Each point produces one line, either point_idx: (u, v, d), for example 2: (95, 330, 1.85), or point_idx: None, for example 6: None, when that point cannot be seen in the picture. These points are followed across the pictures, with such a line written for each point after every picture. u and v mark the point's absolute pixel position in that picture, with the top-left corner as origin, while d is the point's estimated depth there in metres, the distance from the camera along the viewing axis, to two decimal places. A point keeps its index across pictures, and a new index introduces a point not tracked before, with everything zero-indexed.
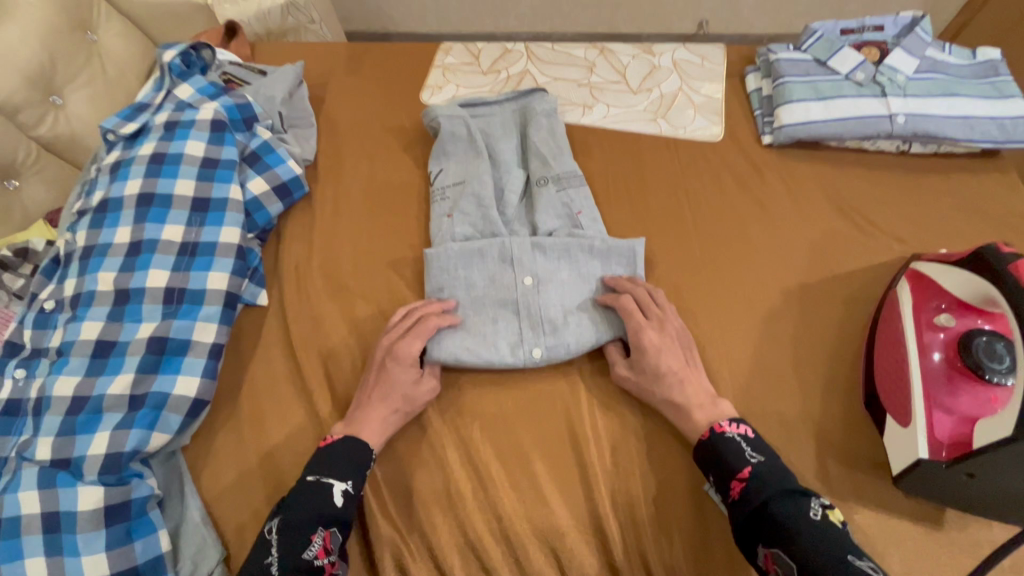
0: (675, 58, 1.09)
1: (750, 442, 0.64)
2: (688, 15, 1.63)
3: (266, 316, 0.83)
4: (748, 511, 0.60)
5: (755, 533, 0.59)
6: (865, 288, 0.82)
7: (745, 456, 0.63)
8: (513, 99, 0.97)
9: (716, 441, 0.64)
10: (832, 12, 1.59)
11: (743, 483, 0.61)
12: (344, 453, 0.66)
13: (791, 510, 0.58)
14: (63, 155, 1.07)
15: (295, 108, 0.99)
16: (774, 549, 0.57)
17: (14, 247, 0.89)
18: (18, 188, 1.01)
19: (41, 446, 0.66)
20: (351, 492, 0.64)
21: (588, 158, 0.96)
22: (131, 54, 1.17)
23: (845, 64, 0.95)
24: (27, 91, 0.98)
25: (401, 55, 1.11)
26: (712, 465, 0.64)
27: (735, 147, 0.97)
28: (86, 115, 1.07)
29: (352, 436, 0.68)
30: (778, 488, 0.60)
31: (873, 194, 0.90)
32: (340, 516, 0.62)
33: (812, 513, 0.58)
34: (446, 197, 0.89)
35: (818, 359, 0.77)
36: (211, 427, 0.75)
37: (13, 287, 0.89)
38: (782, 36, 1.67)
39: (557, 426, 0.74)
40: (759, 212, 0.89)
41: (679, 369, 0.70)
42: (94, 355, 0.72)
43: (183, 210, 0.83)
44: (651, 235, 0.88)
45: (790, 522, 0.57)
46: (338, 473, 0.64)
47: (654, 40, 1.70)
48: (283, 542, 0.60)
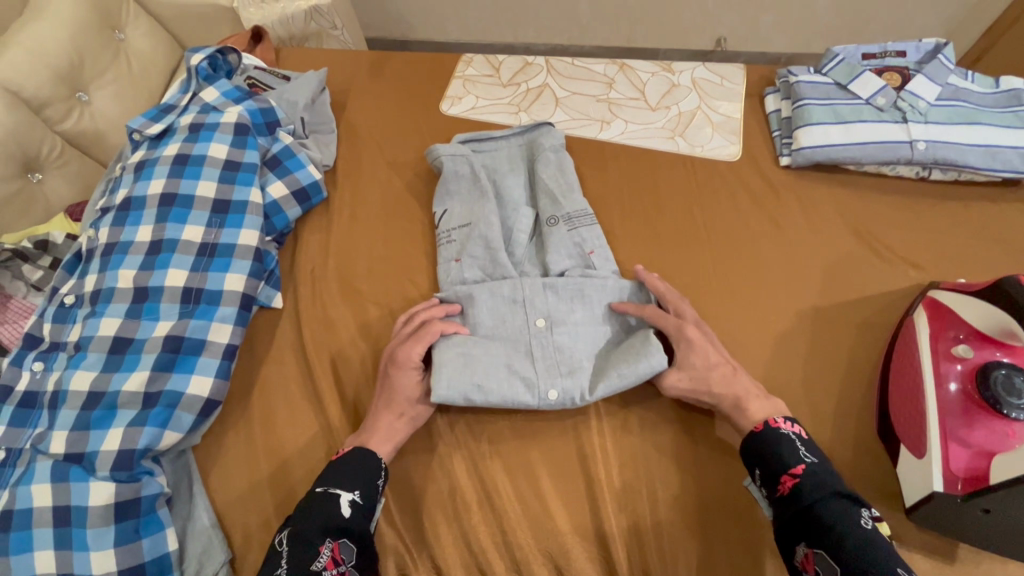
0: (694, 77, 1.09)
1: (806, 443, 0.63)
2: (706, 32, 1.64)
3: (281, 318, 0.84)
4: (797, 508, 0.58)
5: (800, 531, 0.57)
6: (880, 314, 0.81)
7: (800, 454, 0.62)
8: (520, 133, 0.95)
9: (767, 436, 0.64)
10: (852, 33, 1.59)
11: (795, 479, 0.60)
12: (352, 463, 0.65)
13: (841, 515, 0.56)
14: (87, 151, 1.09)
15: (316, 114, 1.00)
16: (817, 549, 0.55)
17: (34, 240, 0.92)
18: (42, 181, 1.02)
19: (55, 440, 0.67)
20: (359, 502, 0.63)
21: (604, 173, 0.97)
22: (157, 54, 1.20)
23: (866, 88, 0.95)
24: (55, 87, 1.01)
25: (422, 64, 1.13)
26: (763, 462, 0.63)
27: (751, 167, 0.97)
28: (110, 112, 1.10)
29: (359, 447, 0.68)
30: (830, 491, 0.58)
31: (891, 219, 0.89)
32: (349, 527, 0.61)
33: (861, 522, 0.55)
34: (453, 239, 0.86)
35: (830, 384, 0.76)
36: (221, 428, 0.75)
37: (32, 279, 0.90)
38: (799, 57, 1.67)
39: (565, 442, 0.74)
40: (774, 234, 0.89)
41: (725, 362, 0.71)
42: (110, 351, 0.73)
43: (204, 211, 0.84)
44: (665, 252, 0.88)
45: (838, 525, 0.55)
46: (346, 482, 0.64)
47: (671, 56, 1.71)
48: (293, 552, 0.57)
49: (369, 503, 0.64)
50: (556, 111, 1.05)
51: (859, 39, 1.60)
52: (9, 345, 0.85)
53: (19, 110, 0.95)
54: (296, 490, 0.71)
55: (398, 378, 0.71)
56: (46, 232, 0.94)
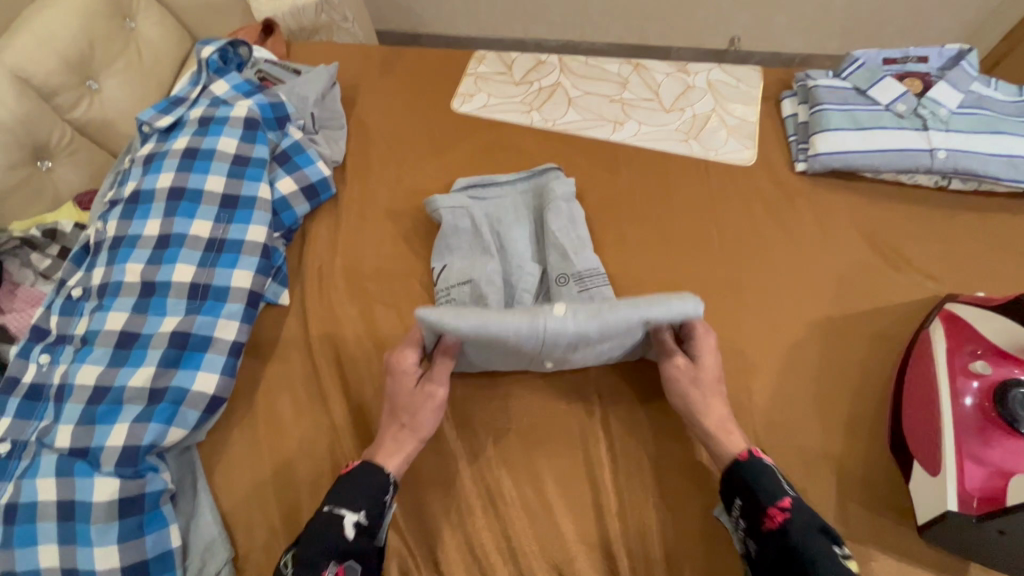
0: (710, 78, 1.08)
1: (784, 475, 0.64)
2: (720, 32, 1.62)
3: (287, 315, 0.83)
4: (781, 543, 0.59)
5: (782, 568, 0.58)
6: (894, 326, 0.80)
7: (783, 487, 0.62)
8: (526, 179, 0.90)
9: (754, 465, 0.63)
10: (869, 34, 1.56)
11: (785, 514, 0.60)
12: (355, 482, 0.64)
13: (825, 555, 0.57)
14: (95, 139, 1.09)
15: (326, 109, 1.00)
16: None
17: (43, 228, 0.91)
18: (52, 169, 1.01)
19: (60, 434, 0.67)
20: (363, 522, 0.62)
21: (615, 176, 0.95)
22: (167, 43, 1.19)
23: (886, 94, 0.93)
24: (65, 75, 1.00)
25: (434, 61, 1.11)
26: (746, 493, 0.62)
27: (766, 173, 0.95)
28: (119, 100, 1.09)
29: (366, 462, 0.66)
30: (813, 527, 0.59)
31: (908, 229, 0.88)
32: (353, 548, 0.62)
33: (840, 563, 0.57)
34: (454, 298, 0.80)
35: (842, 396, 0.75)
36: (226, 424, 0.75)
37: (41, 267, 0.90)
38: (814, 58, 1.65)
39: (572, 448, 0.73)
40: (788, 241, 0.88)
41: (716, 377, 0.70)
42: (117, 345, 0.73)
43: (212, 207, 0.83)
44: (675, 258, 0.87)
45: (823, 569, 0.56)
46: (350, 503, 0.63)
47: (684, 55, 1.69)
48: None
49: (373, 523, 0.63)
50: (568, 111, 1.04)
51: (876, 41, 1.57)
52: (17, 333, 0.85)
53: (29, 98, 0.95)
54: (300, 492, 0.71)
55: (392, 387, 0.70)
56: (54, 221, 0.94)
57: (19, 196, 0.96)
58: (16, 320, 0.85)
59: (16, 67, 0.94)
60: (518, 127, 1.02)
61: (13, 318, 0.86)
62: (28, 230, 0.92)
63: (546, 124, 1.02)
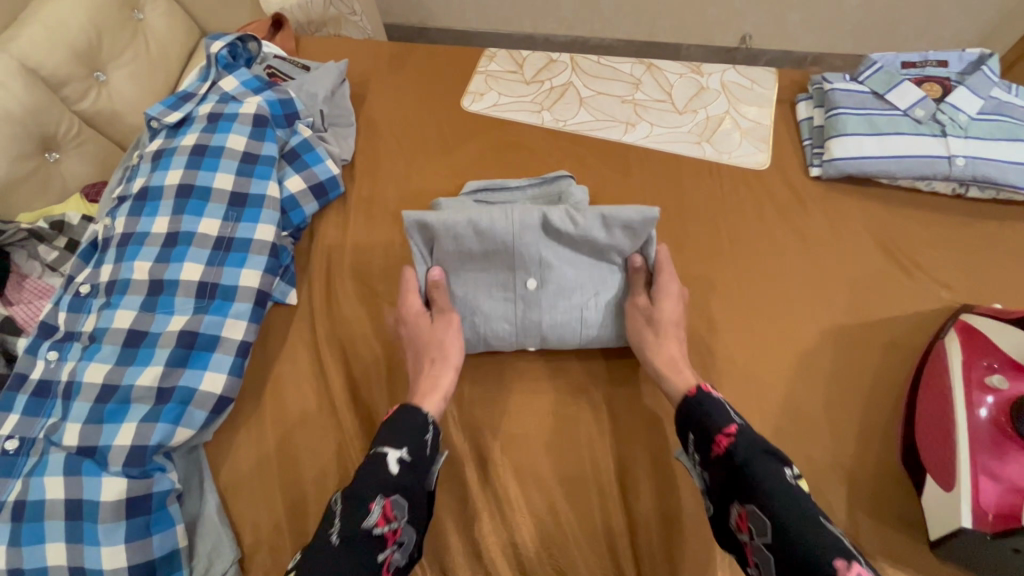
0: (724, 80, 1.06)
1: (732, 406, 0.65)
2: (730, 29, 1.60)
3: (295, 315, 0.82)
4: (726, 467, 0.59)
5: (732, 491, 0.58)
6: (909, 336, 0.78)
7: (730, 416, 0.63)
8: (538, 186, 0.88)
9: (701, 399, 0.65)
10: (882, 33, 1.54)
11: (729, 438, 0.60)
12: (394, 423, 0.65)
13: (768, 472, 0.56)
14: (103, 131, 1.08)
15: (336, 107, 0.99)
16: (750, 507, 0.55)
17: (50, 220, 0.90)
18: (59, 160, 1.00)
19: (68, 432, 0.67)
20: (406, 459, 0.63)
21: (627, 178, 0.94)
22: (175, 35, 1.18)
23: (904, 99, 0.91)
24: (73, 66, 1.00)
25: (444, 58, 1.10)
26: (694, 426, 0.64)
27: (780, 178, 0.94)
28: (127, 92, 1.09)
29: (405, 405, 0.68)
30: (757, 447, 0.59)
31: (925, 237, 0.86)
32: (399, 484, 0.61)
33: (786, 477, 0.56)
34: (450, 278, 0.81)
35: (855, 407, 0.74)
36: (232, 424, 0.74)
37: (48, 259, 0.91)
38: (826, 57, 1.62)
39: (579, 455, 0.73)
40: (801, 248, 0.86)
41: (673, 326, 0.74)
42: (125, 344, 0.73)
43: (221, 204, 0.83)
44: (687, 262, 0.86)
45: (767, 484, 0.55)
46: (392, 442, 0.64)
47: (694, 53, 1.67)
48: (346, 511, 0.58)
49: (417, 461, 0.63)
50: (580, 112, 1.03)
51: (888, 39, 1.55)
52: (25, 325, 0.85)
53: (37, 88, 0.94)
54: (307, 494, 0.71)
55: (411, 335, 0.76)
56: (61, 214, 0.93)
57: (27, 187, 0.95)
58: (24, 312, 0.85)
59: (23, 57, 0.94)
60: (528, 127, 1.01)
61: (20, 309, 0.86)
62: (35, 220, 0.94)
63: (557, 124, 1.01)
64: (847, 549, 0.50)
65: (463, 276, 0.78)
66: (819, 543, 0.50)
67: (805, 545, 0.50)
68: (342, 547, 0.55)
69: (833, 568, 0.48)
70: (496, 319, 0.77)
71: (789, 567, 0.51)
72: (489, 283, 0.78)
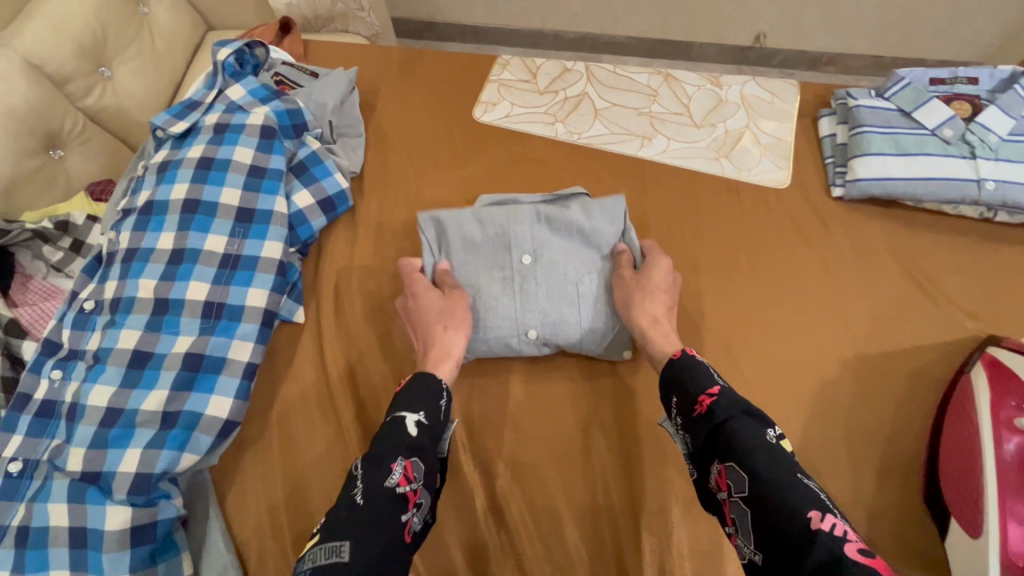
0: (743, 92, 1.03)
1: (714, 368, 0.61)
2: (745, 28, 1.55)
3: (302, 334, 0.81)
4: (706, 426, 0.55)
5: (712, 449, 0.54)
6: (932, 367, 0.76)
7: (713, 378, 0.59)
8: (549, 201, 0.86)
9: (684, 362, 0.62)
10: (900, 34, 1.50)
11: (711, 399, 0.57)
12: (409, 390, 0.64)
13: (749, 430, 0.52)
14: (108, 128, 1.06)
15: (345, 117, 0.96)
16: (727, 462, 0.51)
17: (56, 220, 0.88)
18: (64, 158, 0.98)
19: (71, 457, 0.66)
20: (424, 423, 0.61)
21: (642, 194, 0.92)
22: (181, 30, 1.16)
23: (932, 117, 0.88)
24: (77, 61, 0.98)
25: (455, 64, 1.07)
26: (677, 388, 0.61)
27: (800, 197, 0.91)
28: (132, 89, 1.07)
29: (418, 373, 0.67)
30: (737, 407, 0.55)
31: (950, 262, 0.83)
32: (417, 446, 0.59)
33: (767, 436, 0.52)
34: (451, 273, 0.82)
35: (875, 443, 0.72)
36: (239, 448, 0.73)
37: (53, 261, 0.89)
38: (841, 57, 1.58)
39: (591, 488, 0.72)
40: (821, 272, 0.84)
41: (663, 290, 0.74)
42: (130, 365, 0.71)
43: (227, 220, 0.81)
44: (704, 284, 0.83)
45: (745, 440, 0.52)
46: (409, 407, 0.62)
47: (706, 52, 1.63)
48: (366, 471, 0.55)
49: (433, 424, 0.62)
50: (595, 124, 1.00)
51: (907, 39, 1.51)
52: (33, 328, 0.83)
53: (43, 87, 0.92)
54: (313, 520, 0.70)
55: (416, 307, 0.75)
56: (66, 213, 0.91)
57: (32, 186, 0.93)
58: (32, 314, 0.84)
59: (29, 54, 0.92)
60: (541, 139, 0.98)
61: (26, 311, 0.84)
62: (39, 221, 0.90)
63: (571, 137, 0.99)
64: (822, 502, 0.46)
65: (463, 261, 0.80)
66: (792, 495, 0.46)
67: (781, 498, 0.47)
68: (368, 505, 0.52)
69: (808, 519, 0.44)
70: (494, 298, 0.77)
71: (765, 522, 0.47)
72: (486, 264, 0.79)
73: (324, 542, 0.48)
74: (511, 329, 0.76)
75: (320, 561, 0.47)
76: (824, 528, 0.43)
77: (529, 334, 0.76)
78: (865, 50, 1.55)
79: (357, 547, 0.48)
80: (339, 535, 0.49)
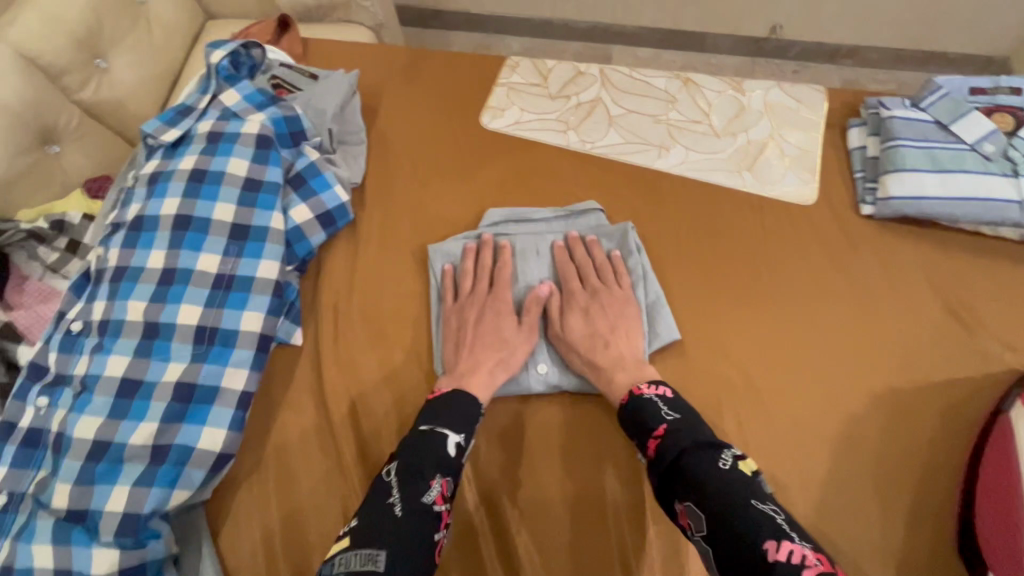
0: (768, 99, 0.97)
1: (668, 402, 0.64)
2: (761, 19, 1.48)
3: (300, 358, 0.77)
4: (662, 466, 0.59)
5: (673, 490, 0.57)
6: (966, 403, 0.72)
7: (661, 415, 0.62)
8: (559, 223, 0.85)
9: (634, 404, 0.65)
10: (923, 27, 1.42)
11: (658, 440, 0.61)
12: (451, 404, 0.65)
13: (699, 464, 0.56)
14: (105, 123, 1.01)
15: (345, 123, 0.91)
16: (686, 502, 0.55)
17: (50, 219, 0.86)
18: (60, 154, 0.93)
19: (56, 494, 0.63)
20: (462, 445, 0.63)
21: (659, 209, 0.87)
22: (179, 22, 1.11)
23: (972, 131, 0.82)
24: (73, 53, 0.93)
25: (462, 66, 1.02)
26: (633, 429, 0.64)
27: (828, 215, 0.86)
28: (129, 82, 1.01)
29: (461, 390, 0.68)
30: (689, 443, 0.58)
31: (988, 288, 0.78)
32: (453, 466, 0.61)
33: (721, 464, 0.56)
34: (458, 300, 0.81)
35: (904, 485, 0.68)
36: (232, 481, 0.70)
37: (48, 261, 0.86)
38: (861, 50, 1.51)
39: (605, 530, 0.68)
40: (849, 297, 0.79)
41: (606, 332, 0.74)
42: (118, 395, 0.68)
43: (221, 237, 0.77)
44: (724, 309, 0.79)
45: (696, 473, 0.55)
46: (451, 424, 0.63)
47: (720, 43, 1.56)
48: (404, 484, 0.57)
49: (471, 446, 0.64)
50: (609, 132, 0.95)
51: (930, 32, 1.43)
52: (29, 332, 0.80)
53: (34, 78, 0.88)
54: (311, 559, 0.66)
55: (503, 329, 0.75)
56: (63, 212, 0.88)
57: (26, 181, 0.89)
58: (26, 317, 0.80)
59: (19, 45, 0.87)
60: (552, 148, 0.93)
61: (22, 315, 0.81)
62: (33, 220, 0.87)
63: (584, 146, 0.93)
64: (779, 527, 0.50)
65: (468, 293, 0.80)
66: (750, 526, 0.50)
67: (737, 533, 0.50)
68: (404, 519, 0.55)
69: (764, 550, 0.48)
70: None
71: (724, 553, 0.51)
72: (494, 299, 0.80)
73: (357, 549, 0.52)
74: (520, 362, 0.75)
75: (354, 566, 0.51)
76: (780, 558, 0.47)
77: (540, 369, 0.75)
78: (886, 42, 1.47)
79: (393, 557, 0.52)
80: (375, 543, 0.52)
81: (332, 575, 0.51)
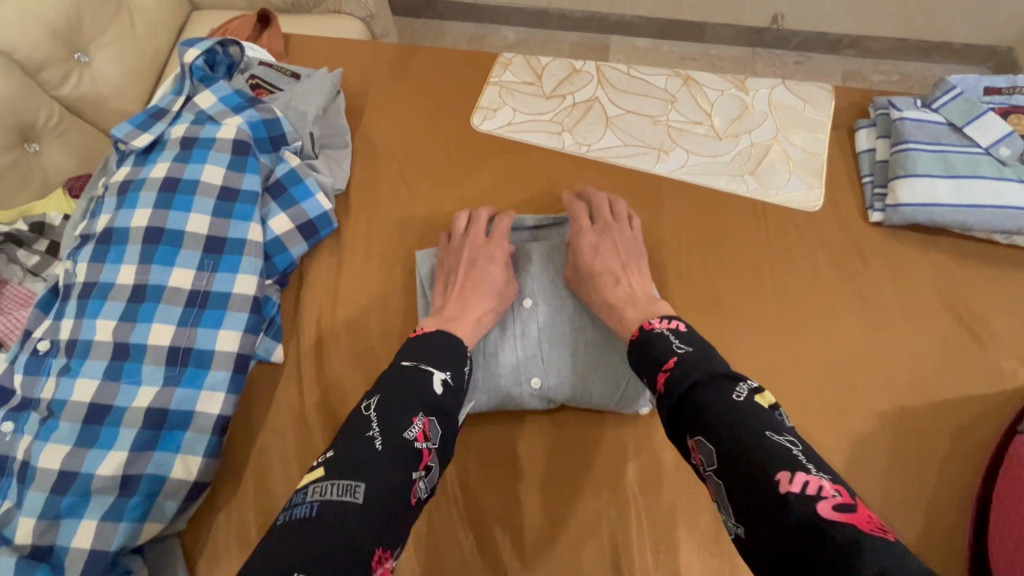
0: (772, 99, 0.93)
1: (680, 335, 0.59)
2: (762, 9, 1.42)
3: (281, 377, 0.73)
4: (674, 400, 0.53)
5: (683, 426, 0.52)
6: (979, 422, 0.69)
7: (672, 348, 0.57)
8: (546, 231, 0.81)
9: (644, 338, 0.61)
10: (925, 17, 1.37)
11: (668, 373, 0.55)
12: (434, 343, 0.62)
13: (712, 398, 0.51)
14: (88, 118, 0.97)
15: (328, 126, 0.87)
16: (698, 435, 0.50)
17: (30, 221, 0.82)
18: (40, 152, 0.89)
19: (20, 528, 0.59)
20: (449, 383, 0.59)
21: (658, 217, 0.83)
22: (165, 14, 1.05)
23: (986, 134, 0.78)
24: (53, 47, 0.88)
25: (452, 64, 0.97)
26: (642, 362, 0.59)
27: (835, 221, 0.82)
28: (112, 76, 0.96)
29: (446, 331, 0.65)
30: (702, 374, 0.53)
31: (1002, 300, 0.75)
32: (439, 405, 0.56)
33: (734, 396, 0.50)
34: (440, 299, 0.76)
35: (915, 509, 0.65)
36: (210, 508, 0.67)
37: (29, 264, 0.81)
38: (863, 40, 1.45)
39: (600, 556, 0.65)
40: (857, 309, 0.76)
41: (617, 268, 0.71)
42: (86, 422, 0.64)
43: (195, 251, 0.73)
44: (727, 321, 0.75)
45: (708, 404, 0.50)
46: (436, 363, 0.60)
47: (720, 33, 1.51)
48: (383, 416, 0.53)
49: (459, 386, 0.60)
50: (605, 134, 0.90)
51: (933, 22, 1.38)
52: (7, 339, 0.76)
53: (13, 75, 0.83)
54: None
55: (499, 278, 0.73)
56: (43, 212, 0.85)
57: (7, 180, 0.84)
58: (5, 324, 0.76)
59: None
60: (546, 151, 0.89)
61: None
62: (13, 221, 0.83)
63: (579, 148, 0.89)
64: (793, 457, 0.45)
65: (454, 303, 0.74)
66: (764, 457, 0.45)
67: (750, 465, 0.45)
68: (385, 453, 0.50)
69: (775, 481, 0.43)
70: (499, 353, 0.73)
71: (738, 489, 0.45)
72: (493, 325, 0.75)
73: (336, 479, 0.48)
74: (513, 376, 0.71)
75: (329, 496, 0.47)
76: (793, 489, 0.42)
77: (532, 383, 0.71)
78: (888, 32, 1.42)
79: (372, 493, 0.48)
80: (355, 475, 0.49)
81: (304, 503, 0.47)
